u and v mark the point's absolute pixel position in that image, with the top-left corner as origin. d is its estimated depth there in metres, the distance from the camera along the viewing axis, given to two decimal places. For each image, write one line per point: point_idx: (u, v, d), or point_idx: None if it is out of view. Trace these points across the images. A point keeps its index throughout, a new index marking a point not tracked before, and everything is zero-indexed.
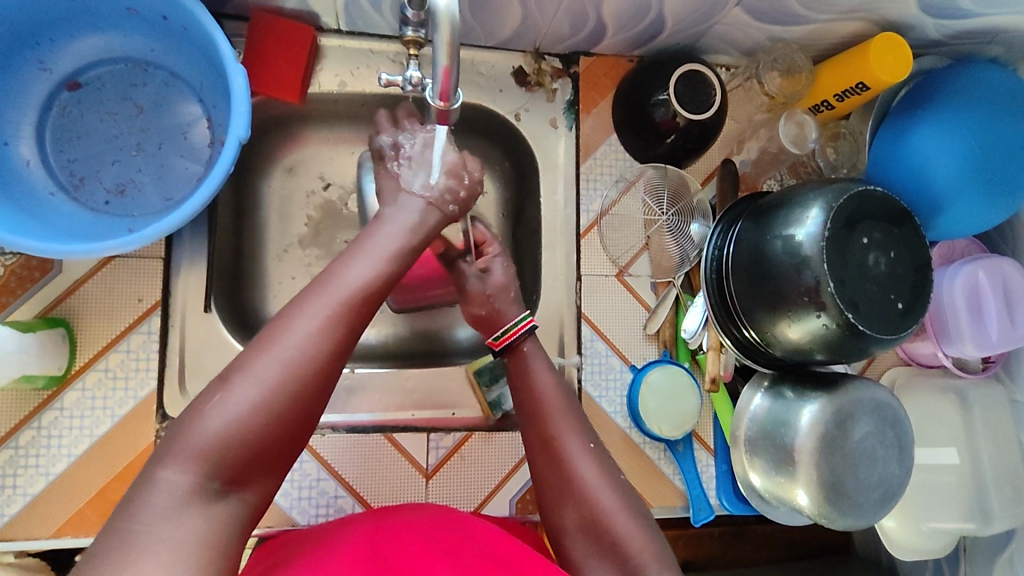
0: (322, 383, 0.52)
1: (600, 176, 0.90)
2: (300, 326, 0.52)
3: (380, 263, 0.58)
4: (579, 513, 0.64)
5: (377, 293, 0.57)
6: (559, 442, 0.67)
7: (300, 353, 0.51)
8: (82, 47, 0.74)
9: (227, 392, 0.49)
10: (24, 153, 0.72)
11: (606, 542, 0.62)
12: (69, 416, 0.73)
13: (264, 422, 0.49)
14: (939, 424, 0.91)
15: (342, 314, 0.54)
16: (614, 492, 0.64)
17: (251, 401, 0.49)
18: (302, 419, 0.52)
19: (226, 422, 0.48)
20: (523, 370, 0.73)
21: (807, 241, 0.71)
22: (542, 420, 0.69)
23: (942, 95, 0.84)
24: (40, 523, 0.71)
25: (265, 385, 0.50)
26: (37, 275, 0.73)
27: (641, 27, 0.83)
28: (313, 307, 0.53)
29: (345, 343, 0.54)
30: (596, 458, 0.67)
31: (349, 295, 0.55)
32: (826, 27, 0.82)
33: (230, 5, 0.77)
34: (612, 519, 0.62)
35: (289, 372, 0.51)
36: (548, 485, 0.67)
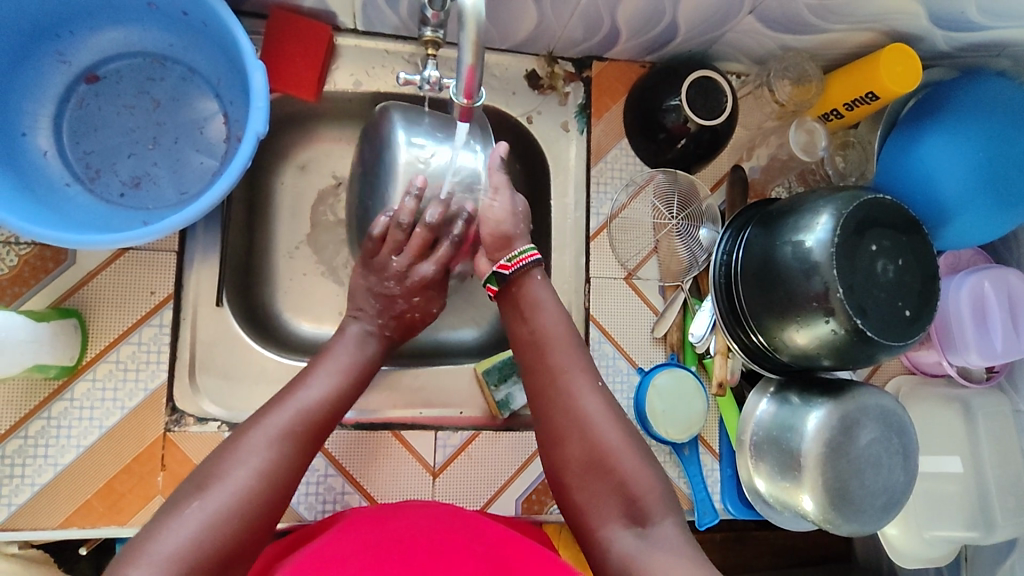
0: (280, 494, 0.62)
1: (611, 179, 0.91)
2: (259, 449, 0.62)
3: (332, 382, 0.71)
4: (585, 449, 0.67)
5: (324, 425, 0.68)
6: (564, 378, 0.71)
7: (255, 475, 0.60)
8: (101, 41, 0.74)
9: (187, 511, 0.56)
10: (42, 144, 0.73)
11: (612, 479, 0.66)
12: (79, 406, 0.73)
13: (228, 529, 0.56)
14: (943, 433, 0.91)
15: (293, 434, 0.65)
16: (619, 430, 0.68)
17: (213, 512, 0.56)
18: (265, 523, 0.59)
19: (193, 532, 0.55)
20: (527, 303, 0.75)
21: (816, 247, 0.71)
22: (549, 354, 0.73)
23: (949, 106, 0.84)
24: (47, 513, 0.71)
25: (227, 496, 0.58)
26: (51, 266, 0.73)
27: (653, 34, 0.84)
28: (267, 429, 0.64)
29: (298, 463, 0.64)
30: (603, 394, 0.71)
31: (303, 414, 0.66)
32: (837, 38, 0.83)
33: (249, 2, 0.77)
34: (619, 457, 0.66)
35: (255, 481, 0.60)
36: (551, 421, 0.70)
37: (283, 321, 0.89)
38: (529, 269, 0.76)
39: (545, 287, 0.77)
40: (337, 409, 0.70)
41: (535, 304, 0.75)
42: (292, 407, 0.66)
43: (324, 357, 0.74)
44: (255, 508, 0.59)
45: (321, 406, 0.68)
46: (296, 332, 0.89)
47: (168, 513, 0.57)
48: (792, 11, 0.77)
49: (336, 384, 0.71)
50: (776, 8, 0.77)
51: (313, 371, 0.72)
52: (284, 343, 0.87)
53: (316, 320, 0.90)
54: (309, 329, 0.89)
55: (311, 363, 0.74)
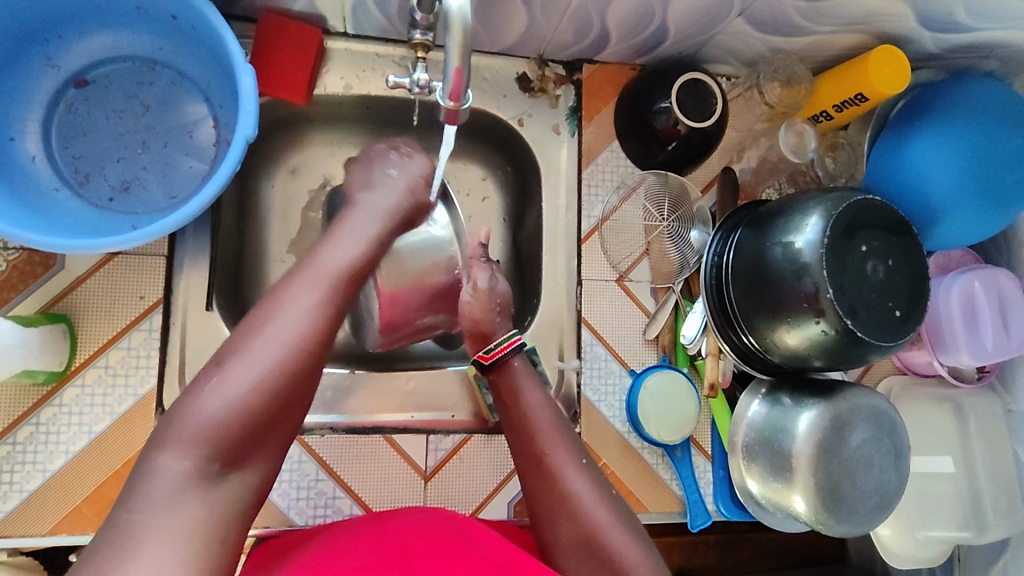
0: (314, 362, 0.55)
1: (602, 182, 0.91)
2: (295, 300, 0.55)
3: (359, 245, 0.62)
4: (574, 527, 0.64)
5: (362, 274, 0.61)
6: (550, 459, 0.68)
7: (297, 328, 0.54)
8: (90, 45, 0.74)
9: (224, 372, 0.51)
10: (30, 148, 0.72)
11: (602, 558, 0.63)
12: (68, 412, 0.72)
13: (263, 397, 0.51)
14: (934, 433, 0.92)
15: (328, 293, 0.57)
16: (607, 509, 0.65)
17: (250, 380, 0.51)
18: (299, 396, 0.54)
19: (224, 405, 0.50)
20: (512, 388, 0.74)
21: (806, 248, 0.71)
22: (533, 436, 0.70)
23: (938, 108, 0.85)
24: (36, 520, 0.70)
25: (261, 367, 0.52)
26: (39, 271, 0.73)
27: (643, 35, 0.84)
28: (306, 286, 0.56)
29: (332, 333, 0.57)
30: (590, 473, 0.68)
31: (332, 275, 0.58)
32: (826, 39, 0.83)
33: (239, 6, 0.77)
34: (606, 534, 0.64)
35: (284, 352, 0.53)
36: (539, 505, 0.67)
37: None
38: (508, 357, 0.75)
39: (529, 372, 0.76)
40: (359, 274, 0.60)
41: (519, 386, 0.73)
42: (331, 262, 0.59)
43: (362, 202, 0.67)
44: (286, 383, 0.53)
45: (344, 271, 0.59)
46: None
47: (199, 379, 0.52)
48: (781, 13, 0.78)
49: (375, 240, 0.63)
50: (765, 9, 0.78)
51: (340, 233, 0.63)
52: None
53: None
54: None
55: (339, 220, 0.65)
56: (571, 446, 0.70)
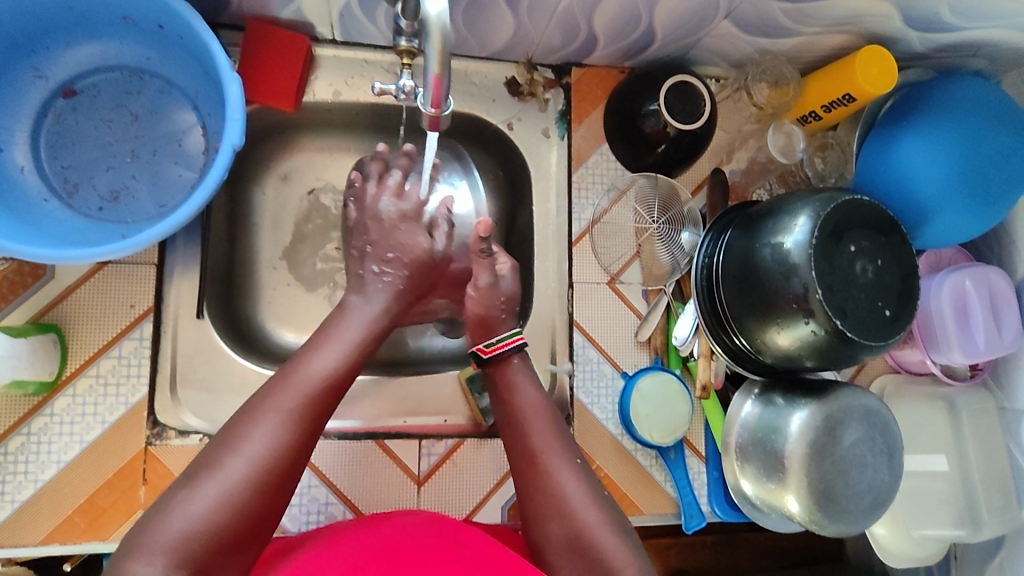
0: (291, 465, 0.56)
1: (592, 185, 0.91)
2: (267, 424, 0.56)
3: (339, 356, 0.63)
4: (563, 525, 0.63)
5: (341, 384, 0.63)
6: (543, 459, 0.67)
7: (270, 445, 0.56)
8: (78, 55, 0.75)
9: (193, 489, 0.53)
10: (19, 159, 0.73)
11: (590, 558, 0.61)
12: (59, 422, 0.72)
13: (228, 516, 0.52)
14: (928, 431, 0.92)
15: (306, 410, 0.59)
16: (597, 508, 0.64)
17: (216, 498, 0.52)
18: (272, 504, 0.55)
19: (192, 519, 0.51)
20: (507, 385, 0.73)
21: (794, 249, 0.72)
22: (526, 435, 0.69)
23: (926, 107, 0.85)
24: (28, 530, 0.70)
25: (234, 481, 0.53)
26: (29, 281, 0.73)
27: (631, 39, 0.84)
28: (283, 407, 0.57)
29: (307, 444, 0.58)
30: (583, 471, 0.67)
31: (308, 387, 0.60)
32: (813, 40, 0.83)
33: (226, 14, 0.78)
34: (594, 534, 0.62)
35: (255, 469, 0.54)
36: (531, 501, 0.66)
37: (266, 332, 0.89)
38: (509, 355, 0.75)
39: (528, 370, 0.75)
40: (340, 388, 0.62)
41: (515, 381, 0.73)
42: (309, 375, 0.61)
43: (346, 311, 0.70)
44: (257, 495, 0.54)
45: (325, 387, 0.61)
46: (280, 343, 0.88)
47: (173, 492, 0.53)
48: (767, 15, 0.78)
49: (354, 350, 0.65)
50: (751, 11, 0.78)
51: (325, 339, 0.65)
52: (267, 354, 0.87)
53: (298, 330, 0.90)
54: (292, 339, 0.89)
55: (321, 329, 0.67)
56: (564, 442, 0.69)
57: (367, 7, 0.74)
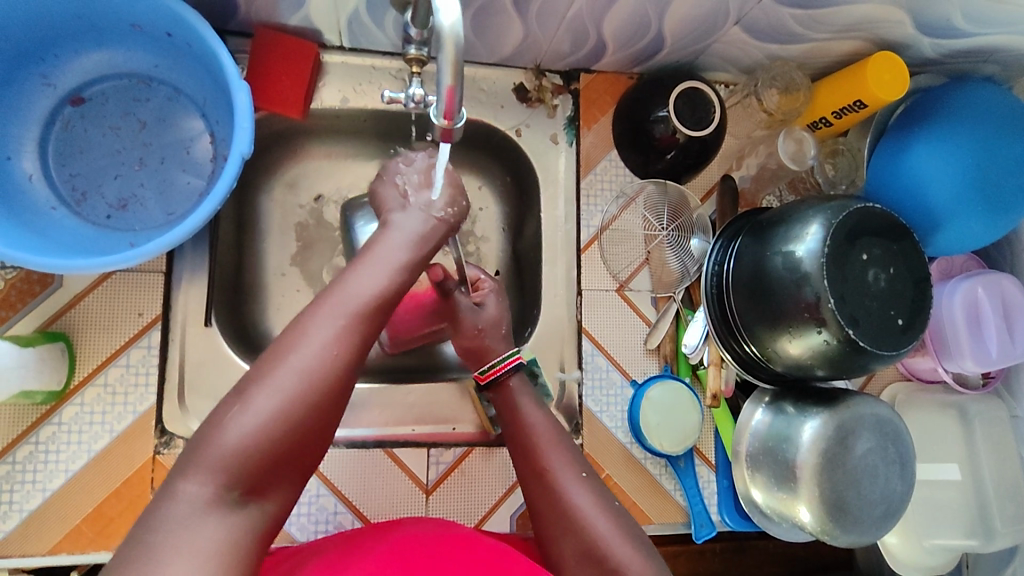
0: (346, 376, 0.51)
1: (600, 192, 0.91)
2: (315, 338, 0.50)
3: (386, 268, 0.56)
4: (577, 541, 0.62)
5: (394, 299, 0.55)
6: (553, 475, 0.66)
7: (319, 358, 0.50)
8: (86, 63, 0.74)
9: (247, 402, 0.48)
10: (27, 167, 0.72)
11: (603, 569, 0.60)
12: (67, 430, 0.72)
13: (282, 428, 0.48)
14: (941, 439, 0.91)
15: (358, 323, 0.52)
16: (609, 520, 0.63)
17: (268, 411, 0.48)
18: (328, 415, 0.50)
19: (244, 436, 0.47)
20: (511, 404, 0.73)
21: (806, 257, 0.71)
22: (535, 453, 0.68)
23: (939, 113, 0.84)
24: (35, 540, 0.70)
25: (284, 397, 0.48)
26: (37, 289, 0.73)
27: (641, 45, 0.84)
28: (331, 314, 0.51)
29: (359, 354, 0.52)
30: (592, 487, 0.65)
31: (360, 304, 0.53)
32: (823, 46, 0.83)
33: (234, 22, 0.78)
34: (608, 546, 0.61)
35: (306, 382, 0.49)
36: (546, 520, 0.65)
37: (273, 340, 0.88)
38: (506, 377, 0.74)
39: (527, 387, 0.75)
40: (395, 299, 0.56)
41: (518, 404, 0.72)
42: (365, 287, 0.54)
43: (390, 223, 0.61)
44: (314, 407, 0.49)
45: (378, 295, 0.54)
46: None
47: (222, 408, 0.49)
48: (777, 20, 0.77)
49: (411, 260, 0.58)
50: (762, 18, 0.77)
51: (367, 257, 0.57)
52: None
53: None
54: None
55: (367, 246, 0.59)
56: (575, 460, 0.68)
57: (375, 14, 0.74)
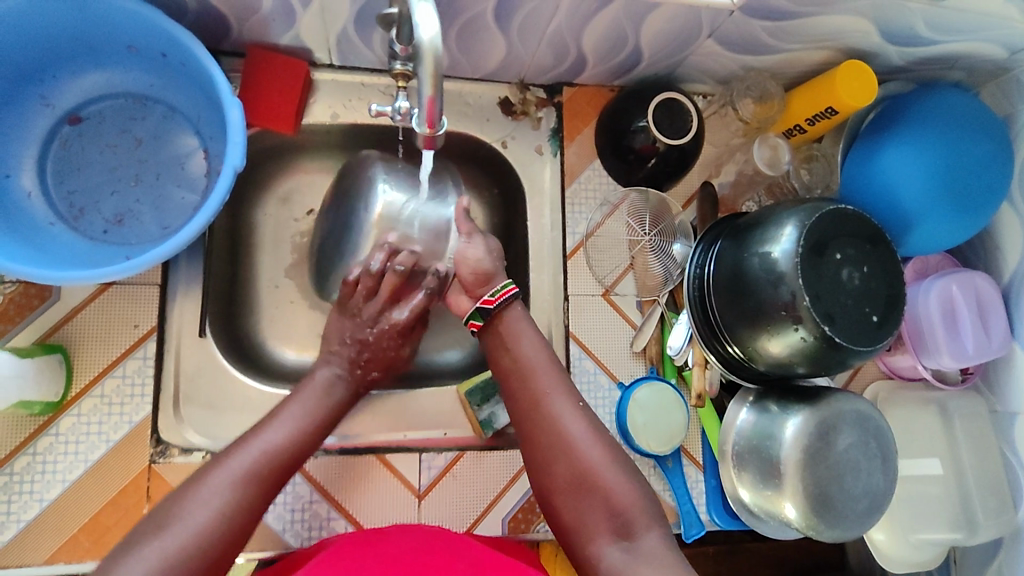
0: (241, 527, 0.61)
1: (585, 200, 0.93)
2: (214, 489, 0.61)
3: (292, 427, 0.71)
4: (570, 465, 0.69)
5: (295, 463, 0.69)
6: (550, 401, 0.73)
7: (218, 505, 0.60)
8: (84, 83, 0.77)
9: (148, 543, 0.56)
10: (26, 184, 0.75)
11: (592, 490, 0.68)
12: (64, 441, 0.73)
13: (194, 560, 0.56)
14: (922, 435, 0.93)
15: (254, 492, 0.63)
16: (600, 448, 0.70)
17: (181, 543, 0.56)
18: (220, 564, 0.59)
19: (146, 572, 0.53)
20: (508, 335, 0.78)
21: (782, 258, 0.74)
22: (533, 376, 0.75)
23: (907, 118, 0.88)
24: (32, 550, 0.71)
25: (187, 537, 0.57)
26: (36, 303, 0.75)
27: (619, 59, 0.87)
28: (231, 469, 0.63)
29: (255, 504, 0.63)
30: (587, 414, 0.73)
31: (260, 457, 0.66)
32: (795, 57, 0.86)
33: (228, 42, 0.80)
34: (598, 473, 0.68)
35: (208, 524, 0.59)
36: (537, 443, 0.72)
37: (266, 350, 0.90)
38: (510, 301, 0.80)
39: (525, 318, 0.80)
40: (299, 457, 0.70)
41: (514, 333, 0.77)
42: (277, 431, 0.69)
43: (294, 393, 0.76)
44: (215, 546, 0.58)
45: (284, 452, 0.68)
46: (280, 360, 0.90)
47: (137, 542, 0.56)
48: (749, 33, 0.81)
49: (299, 430, 0.71)
50: (734, 31, 0.81)
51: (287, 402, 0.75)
52: (268, 371, 0.88)
53: (299, 348, 0.91)
54: (293, 357, 0.90)
55: (273, 410, 0.73)
56: (569, 387, 0.75)
57: (363, 31, 0.77)
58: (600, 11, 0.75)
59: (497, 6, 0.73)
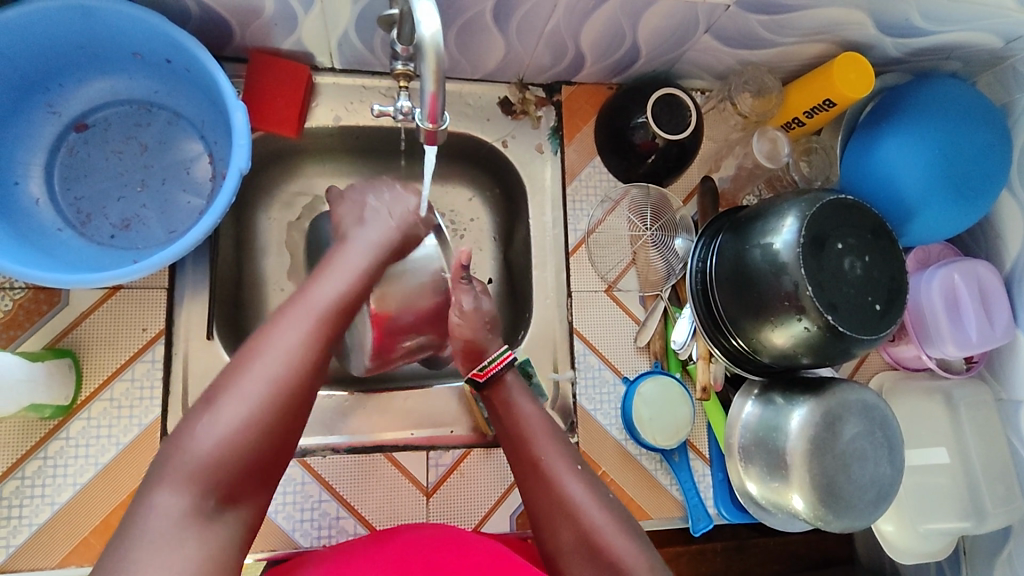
0: (305, 386, 0.57)
1: (586, 197, 0.94)
2: (273, 347, 0.56)
3: (347, 281, 0.64)
4: (573, 529, 0.65)
5: (360, 294, 0.65)
6: (548, 466, 0.69)
7: (282, 367, 0.55)
8: (90, 91, 0.78)
9: (216, 412, 0.53)
10: (34, 191, 0.76)
11: (600, 557, 0.63)
12: (75, 444, 0.74)
13: (251, 438, 0.53)
14: (927, 425, 0.93)
15: (319, 330, 0.59)
16: (603, 508, 0.66)
17: (239, 417, 0.53)
18: (286, 439, 0.56)
19: (210, 451, 0.51)
20: (506, 401, 0.75)
21: (783, 249, 0.74)
22: (530, 442, 0.71)
23: (904, 109, 0.88)
24: (45, 553, 0.72)
25: (250, 406, 0.53)
26: (45, 308, 0.76)
27: (617, 57, 0.88)
28: (289, 328, 0.58)
29: (318, 374, 0.58)
30: (584, 478, 0.69)
31: (323, 313, 0.60)
32: (792, 50, 0.87)
33: (231, 48, 0.82)
34: (602, 535, 0.64)
35: (271, 390, 0.54)
36: (539, 509, 0.68)
37: None
38: (501, 374, 0.76)
39: (522, 385, 0.77)
40: (352, 306, 0.64)
41: (511, 399, 0.75)
42: (340, 286, 0.64)
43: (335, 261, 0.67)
44: (275, 422, 0.54)
45: (335, 306, 0.61)
46: None
47: (193, 415, 0.53)
48: (745, 27, 0.81)
49: (359, 286, 0.65)
50: (730, 26, 0.81)
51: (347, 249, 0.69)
52: None
53: None
54: None
55: (329, 257, 0.68)
56: (567, 452, 0.71)
57: (364, 33, 0.78)
58: (598, 8, 0.76)
59: (496, 5, 0.74)
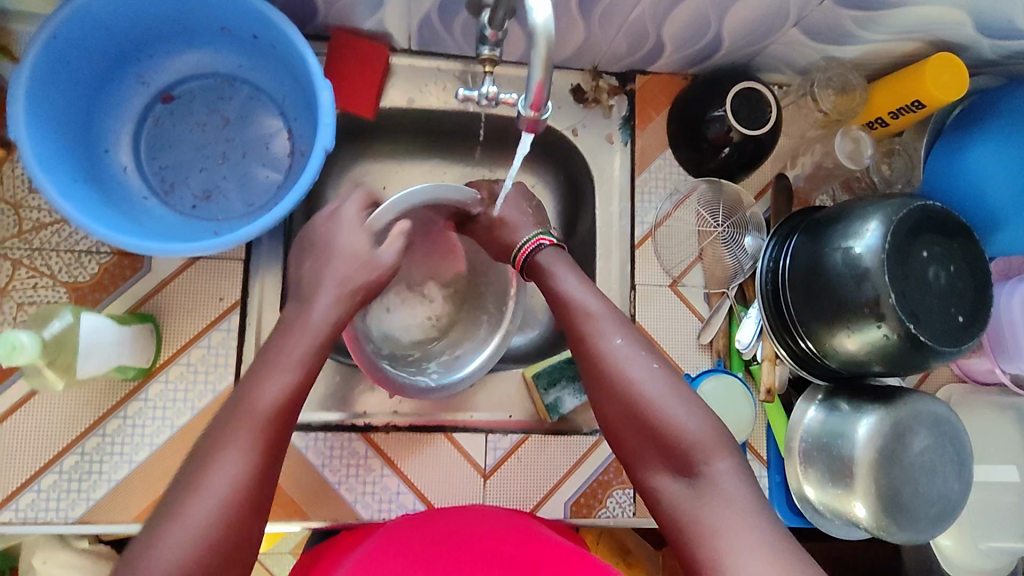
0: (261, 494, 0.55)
1: (654, 189, 0.93)
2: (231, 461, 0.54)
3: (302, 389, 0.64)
4: (623, 404, 0.64)
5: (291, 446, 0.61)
6: (593, 336, 0.68)
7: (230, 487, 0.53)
8: (178, 63, 0.80)
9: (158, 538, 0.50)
10: (122, 160, 0.78)
11: (653, 435, 0.63)
12: (153, 406, 0.77)
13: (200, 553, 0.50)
14: (997, 442, 0.91)
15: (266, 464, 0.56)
16: (657, 382, 0.64)
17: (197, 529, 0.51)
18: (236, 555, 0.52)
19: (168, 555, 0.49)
20: (545, 274, 0.74)
21: (866, 253, 0.72)
22: (579, 320, 0.70)
23: (998, 113, 0.83)
24: (121, 508, 0.75)
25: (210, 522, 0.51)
26: (128, 274, 0.78)
27: (698, 46, 0.86)
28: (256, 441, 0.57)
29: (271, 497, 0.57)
30: (627, 350, 0.67)
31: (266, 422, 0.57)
32: (880, 48, 0.84)
33: (312, 25, 0.82)
34: (653, 409, 0.63)
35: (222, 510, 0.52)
36: (590, 376, 0.68)
37: None
38: (534, 255, 0.76)
39: (561, 258, 0.76)
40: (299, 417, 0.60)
41: (550, 269, 0.74)
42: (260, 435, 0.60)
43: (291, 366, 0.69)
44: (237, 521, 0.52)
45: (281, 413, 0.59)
46: None
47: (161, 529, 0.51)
48: (835, 22, 0.78)
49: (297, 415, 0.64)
50: (820, 19, 0.78)
51: None
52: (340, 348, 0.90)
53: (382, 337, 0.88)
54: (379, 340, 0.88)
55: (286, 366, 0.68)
56: (616, 322, 0.69)
57: (447, 16, 0.78)
58: None
59: None
